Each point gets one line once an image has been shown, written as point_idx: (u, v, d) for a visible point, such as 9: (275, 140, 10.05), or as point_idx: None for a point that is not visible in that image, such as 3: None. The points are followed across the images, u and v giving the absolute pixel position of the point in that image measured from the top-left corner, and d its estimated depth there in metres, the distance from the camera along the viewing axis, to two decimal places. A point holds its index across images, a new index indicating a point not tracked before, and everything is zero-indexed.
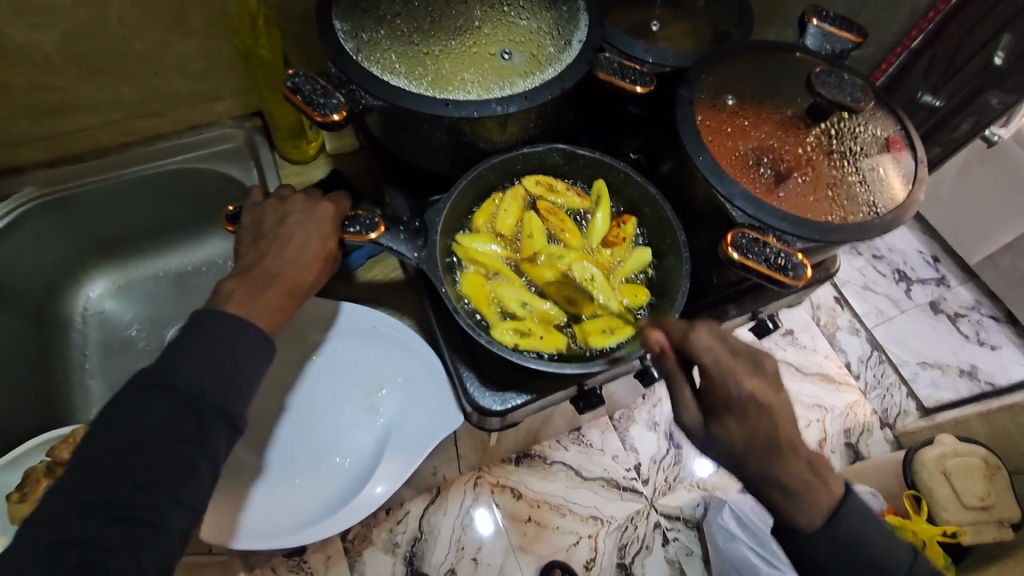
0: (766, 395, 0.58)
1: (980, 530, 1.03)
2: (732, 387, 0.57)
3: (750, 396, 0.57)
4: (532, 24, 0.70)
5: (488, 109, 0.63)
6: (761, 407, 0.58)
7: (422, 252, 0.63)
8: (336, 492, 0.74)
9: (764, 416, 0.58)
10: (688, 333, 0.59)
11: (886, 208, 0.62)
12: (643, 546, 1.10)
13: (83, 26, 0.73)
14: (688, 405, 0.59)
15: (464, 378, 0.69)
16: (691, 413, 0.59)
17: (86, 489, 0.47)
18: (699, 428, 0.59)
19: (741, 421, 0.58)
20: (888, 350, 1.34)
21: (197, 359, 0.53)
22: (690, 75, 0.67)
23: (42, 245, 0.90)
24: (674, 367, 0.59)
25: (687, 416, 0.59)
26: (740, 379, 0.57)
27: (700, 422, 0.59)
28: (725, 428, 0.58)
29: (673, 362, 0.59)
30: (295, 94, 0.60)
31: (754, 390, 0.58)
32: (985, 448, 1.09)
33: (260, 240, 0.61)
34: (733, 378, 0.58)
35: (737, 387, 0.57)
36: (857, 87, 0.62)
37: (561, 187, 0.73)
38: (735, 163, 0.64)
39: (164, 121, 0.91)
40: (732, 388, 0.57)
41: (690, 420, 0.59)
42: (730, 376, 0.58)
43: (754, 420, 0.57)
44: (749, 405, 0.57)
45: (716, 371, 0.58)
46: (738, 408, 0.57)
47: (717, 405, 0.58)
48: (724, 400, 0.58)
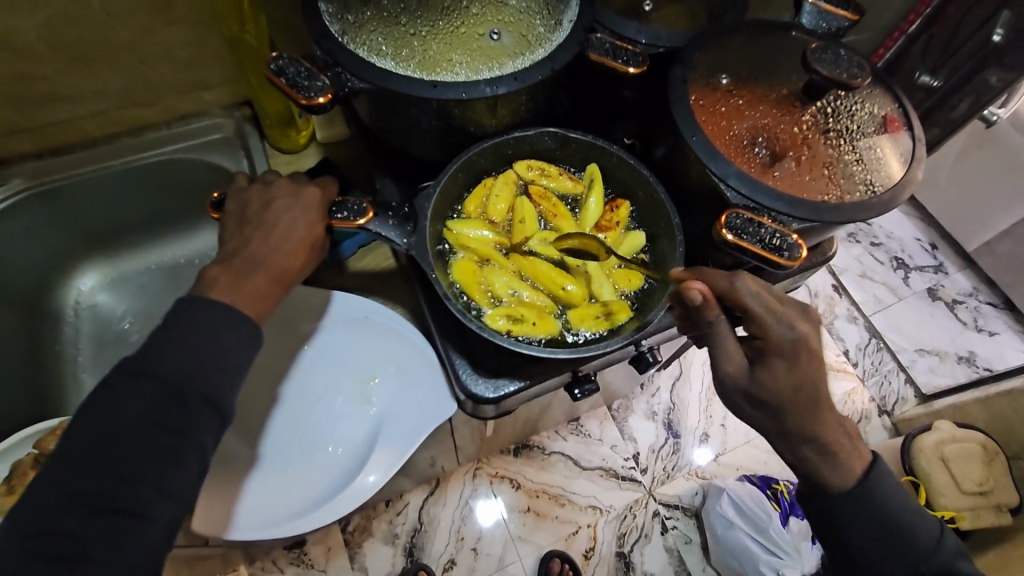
0: (816, 341, 0.55)
1: (979, 515, 1.02)
2: (784, 329, 0.54)
3: (801, 338, 0.54)
4: (521, 3, 0.69)
5: (477, 90, 0.62)
6: (811, 352, 0.55)
7: (412, 238, 0.62)
8: (329, 482, 0.74)
9: (811, 363, 0.54)
10: (733, 280, 0.55)
11: (884, 187, 0.61)
12: (642, 535, 1.10)
13: (64, 12, 0.71)
14: (732, 353, 0.55)
15: (456, 365, 0.68)
16: (735, 361, 0.55)
17: (67, 479, 0.46)
18: (742, 379, 0.55)
19: (788, 368, 0.54)
20: (886, 337, 1.33)
21: (181, 347, 0.52)
22: (683, 54, 0.66)
23: (30, 239, 0.89)
24: (718, 315, 0.54)
25: (731, 363, 0.55)
26: (789, 322, 0.54)
27: (745, 371, 0.55)
28: (771, 372, 0.54)
29: (718, 313, 0.54)
30: (278, 77, 0.58)
31: (806, 333, 0.55)
32: (983, 434, 1.09)
33: (245, 227, 0.60)
34: (782, 320, 0.54)
35: (787, 329, 0.54)
36: (854, 63, 0.61)
37: (553, 171, 0.71)
38: (729, 144, 0.62)
39: (152, 111, 0.89)
40: (779, 333, 0.54)
41: (733, 368, 0.55)
42: (780, 319, 0.54)
43: (801, 367, 0.54)
44: (765, 369, 0.54)
45: (764, 313, 0.54)
46: (789, 349, 0.54)
47: (764, 350, 0.55)
48: (774, 341, 0.54)
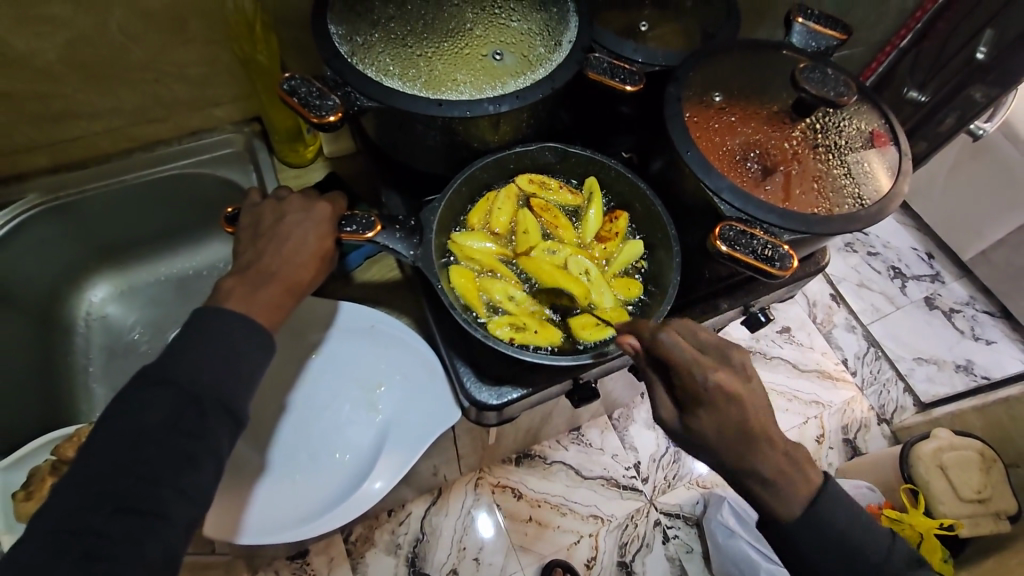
0: (733, 384, 0.56)
1: (977, 523, 1.03)
2: (702, 379, 0.55)
3: (719, 386, 0.56)
4: (523, 25, 0.72)
5: (481, 108, 0.64)
6: (732, 395, 0.56)
7: (418, 250, 0.64)
8: (336, 488, 0.76)
9: (736, 405, 0.56)
10: (658, 333, 0.56)
11: (872, 201, 0.64)
12: (642, 544, 1.11)
13: (84, 33, 0.74)
14: (663, 401, 0.58)
15: (460, 373, 0.70)
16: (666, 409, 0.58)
17: (89, 481, 0.48)
18: (675, 422, 0.58)
19: (712, 414, 0.56)
20: (884, 346, 1.35)
21: (197, 355, 0.54)
22: (678, 73, 0.68)
23: (45, 251, 0.91)
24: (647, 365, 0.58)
25: (664, 411, 0.58)
26: (708, 371, 0.56)
27: (676, 416, 0.58)
28: (699, 422, 0.57)
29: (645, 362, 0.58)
30: (291, 96, 0.61)
31: (721, 381, 0.56)
32: (981, 441, 1.10)
33: (259, 240, 0.63)
34: (702, 372, 0.55)
35: (707, 379, 0.55)
36: (841, 82, 0.64)
37: (553, 184, 0.74)
38: (723, 158, 0.65)
39: (164, 127, 0.92)
40: (701, 382, 0.55)
41: (666, 414, 0.58)
42: (697, 370, 0.55)
43: (725, 411, 0.56)
44: None
45: (687, 365, 0.56)
46: (711, 400, 0.56)
47: (689, 397, 0.57)
48: (697, 393, 0.56)
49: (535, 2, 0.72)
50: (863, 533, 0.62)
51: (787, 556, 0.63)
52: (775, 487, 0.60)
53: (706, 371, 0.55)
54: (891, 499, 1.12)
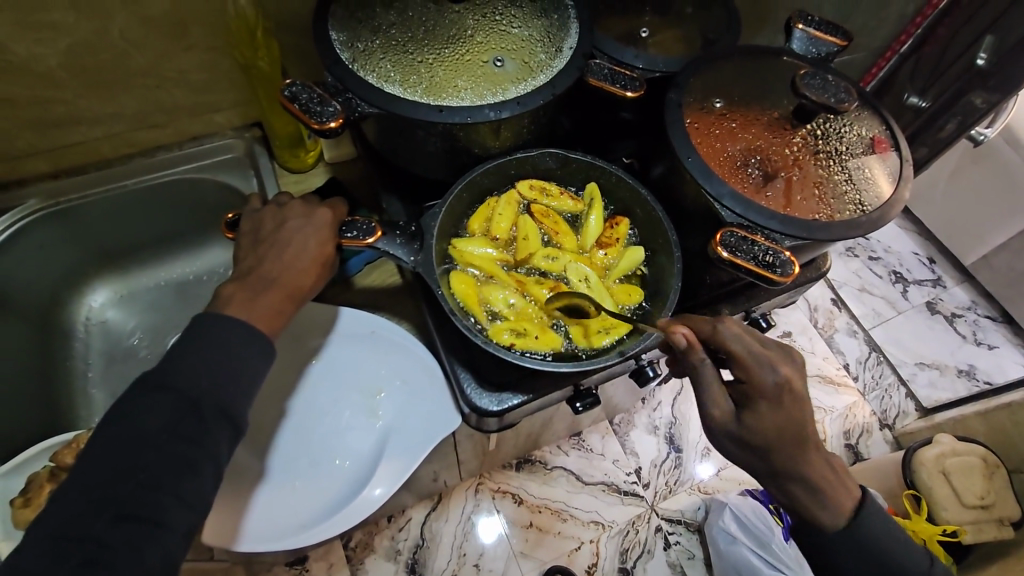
0: (800, 384, 0.57)
1: (980, 529, 1.02)
2: (766, 372, 0.56)
3: (785, 381, 0.56)
4: (523, 31, 0.72)
5: (482, 115, 0.64)
6: (792, 394, 0.56)
7: (418, 256, 0.64)
8: (335, 494, 0.75)
9: (796, 404, 0.56)
10: (716, 327, 0.58)
11: (873, 206, 0.64)
12: (643, 551, 1.10)
13: (85, 40, 0.74)
14: (718, 397, 0.57)
15: (460, 379, 0.70)
16: (721, 405, 0.57)
17: (88, 488, 0.48)
18: (730, 421, 0.57)
19: (774, 408, 0.56)
20: (885, 351, 1.35)
21: (197, 361, 0.54)
22: (679, 79, 0.68)
23: (45, 256, 0.91)
24: (704, 359, 0.57)
25: (717, 407, 0.57)
26: (774, 366, 0.56)
27: (731, 414, 0.57)
28: (757, 415, 0.56)
29: (703, 359, 0.57)
30: (292, 103, 0.61)
31: (788, 376, 0.56)
32: (984, 447, 1.10)
33: (259, 245, 0.63)
34: (767, 364, 0.56)
35: (772, 373, 0.56)
36: (841, 88, 0.64)
37: (554, 190, 0.74)
38: (724, 165, 0.65)
39: (165, 133, 0.92)
40: (766, 375, 0.56)
41: (720, 412, 0.57)
42: (764, 363, 0.56)
43: (785, 408, 0.56)
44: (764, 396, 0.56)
45: (751, 359, 0.56)
46: (773, 393, 0.56)
47: (749, 392, 0.57)
48: (758, 384, 0.56)
49: (535, 9, 0.72)
50: None
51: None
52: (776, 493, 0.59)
53: (771, 366, 0.56)
54: (894, 506, 1.11)
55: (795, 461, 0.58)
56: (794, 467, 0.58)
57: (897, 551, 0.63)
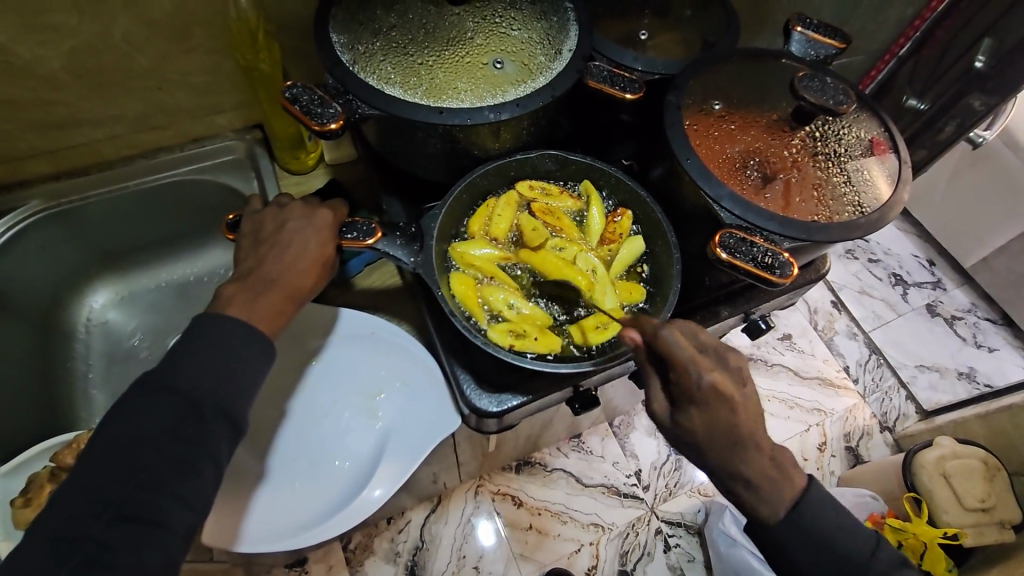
0: (730, 387, 0.57)
1: (981, 532, 1.02)
2: (697, 376, 0.56)
3: (714, 386, 0.56)
4: (523, 34, 0.72)
5: (482, 116, 0.65)
6: (722, 397, 0.56)
7: (418, 257, 0.64)
8: (335, 496, 0.75)
9: (725, 407, 0.57)
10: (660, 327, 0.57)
11: (872, 208, 0.64)
12: (643, 553, 1.10)
13: (87, 42, 0.75)
14: (655, 395, 0.58)
15: (460, 381, 0.70)
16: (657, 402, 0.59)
17: (89, 488, 0.48)
18: (666, 418, 0.59)
19: (704, 412, 0.57)
20: (886, 353, 1.35)
21: (197, 362, 0.54)
22: (678, 82, 0.69)
23: (47, 257, 0.92)
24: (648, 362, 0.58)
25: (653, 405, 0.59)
26: (703, 372, 0.56)
27: (668, 412, 0.58)
28: (688, 419, 0.57)
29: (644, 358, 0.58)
30: (293, 104, 0.62)
31: (718, 382, 0.56)
32: (984, 450, 1.10)
33: (260, 246, 0.63)
34: (697, 368, 0.56)
35: (702, 378, 0.56)
36: (840, 90, 0.64)
37: (555, 190, 0.74)
38: (723, 166, 0.65)
39: (166, 135, 0.93)
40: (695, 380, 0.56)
41: (658, 409, 0.59)
42: (696, 368, 0.56)
43: (716, 411, 0.57)
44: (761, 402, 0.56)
45: (684, 362, 0.56)
46: (701, 399, 0.56)
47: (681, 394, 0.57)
48: (688, 390, 0.56)
49: (535, 12, 0.73)
50: (862, 541, 0.62)
51: (784, 564, 0.63)
52: (769, 494, 0.60)
53: (702, 370, 0.56)
54: (895, 509, 1.11)
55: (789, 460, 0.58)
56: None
57: (892, 552, 0.63)
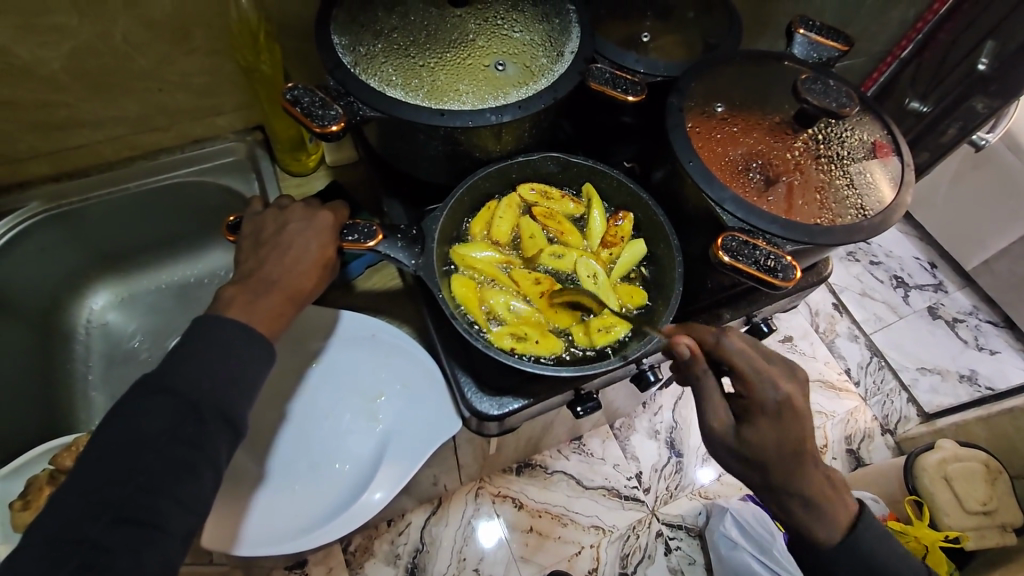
0: (800, 403, 0.59)
1: (983, 535, 1.02)
2: (767, 388, 0.58)
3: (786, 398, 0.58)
4: (525, 36, 0.72)
5: (483, 118, 0.64)
6: (794, 411, 0.58)
7: (419, 259, 0.64)
8: (334, 499, 0.75)
9: (797, 421, 0.58)
10: (720, 339, 0.61)
11: (875, 211, 0.64)
12: (644, 556, 1.10)
13: (88, 43, 0.75)
14: (718, 407, 0.59)
15: (461, 384, 0.69)
16: (719, 418, 0.59)
17: (87, 491, 0.48)
18: (729, 434, 0.59)
19: (773, 424, 0.58)
20: (887, 355, 1.34)
21: (197, 364, 0.54)
22: (680, 84, 0.68)
23: (46, 258, 0.91)
24: (705, 369, 0.59)
25: (716, 418, 0.59)
26: (775, 385, 0.58)
27: (731, 426, 0.59)
28: (756, 430, 0.58)
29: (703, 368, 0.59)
30: (294, 106, 0.62)
31: (791, 394, 0.58)
32: (986, 453, 1.09)
33: (260, 248, 0.63)
34: (768, 379, 0.58)
35: (774, 389, 0.58)
36: (842, 93, 0.64)
37: (556, 194, 0.74)
38: (725, 169, 0.65)
39: (167, 136, 0.92)
40: (766, 392, 0.58)
41: (721, 424, 0.59)
42: (765, 379, 0.58)
43: (787, 424, 0.58)
44: None
45: (749, 374, 0.59)
46: (771, 408, 0.58)
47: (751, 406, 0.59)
48: (759, 400, 0.58)
49: (537, 14, 0.73)
50: None
51: None
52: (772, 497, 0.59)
53: (772, 383, 0.58)
54: (897, 511, 1.10)
55: (796, 464, 0.58)
56: (792, 471, 0.58)
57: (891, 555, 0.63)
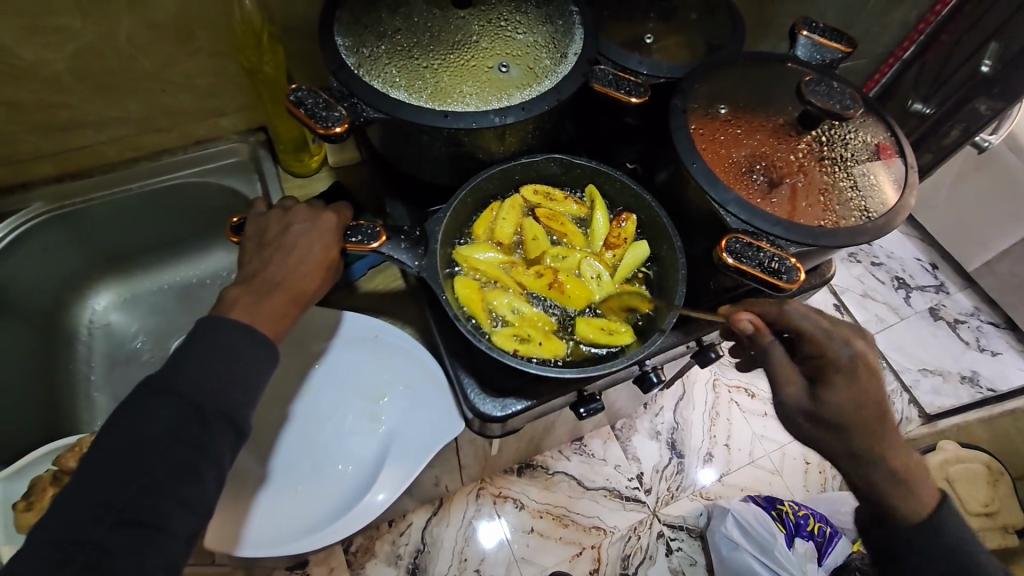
0: (872, 358, 0.59)
1: (986, 536, 1.08)
2: (835, 345, 0.58)
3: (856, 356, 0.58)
4: (529, 38, 0.72)
5: (487, 120, 0.64)
6: (867, 366, 0.58)
7: (423, 260, 0.64)
8: (336, 500, 0.75)
9: (871, 377, 0.58)
10: (782, 307, 0.60)
11: (879, 213, 0.64)
12: (645, 557, 1.10)
13: (91, 44, 0.75)
14: (790, 376, 0.58)
15: (464, 385, 0.70)
16: (791, 387, 0.58)
17: (90, 492, 0.48)
18: (803, 399, 0.57)
19: (849, 383, 0.57)
20: (889, 357, 1.34)
21: (200, 365, 0.54)
22: (683, 85, 0.69)
23: (49, 259, 0.91)
24: (773, 340, 0.58)
25: (788, 387, 0.58)
26: (846, 343, 0.59)
27: (805, 391, 0.58)
28: (833, 390, 0.57)
29: (768, 340, 0.58)
30: (298, 107, 0.62)
31: (859, 350, 0.59)
32: (988, 454, 1.15)
33: (264, 249, 0.63)
34: (838, 338, 0.59)
35: (845, 348, 0.58)
36: (846, 95, 0.64)
37: (559, 195, 0.74)
38: (728, 170, 0.65)
39: (170, 137, 0.92)
40: (836, 350, 0.58)
41: (793, 393, 0.58)
42: (837, 338, 0.59)
43: (859, 381, 0.57)
44: None
45: (818, 335, 0.59)
46: (846, 364, 0.58)
47: (823, 366, 0.58)
48: (831, 357, 0.58)
49: (540, 16, 0.73)
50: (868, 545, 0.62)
51: None
52: None
53: (840, 340, 0.58)
54: None
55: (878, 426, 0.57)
56: None
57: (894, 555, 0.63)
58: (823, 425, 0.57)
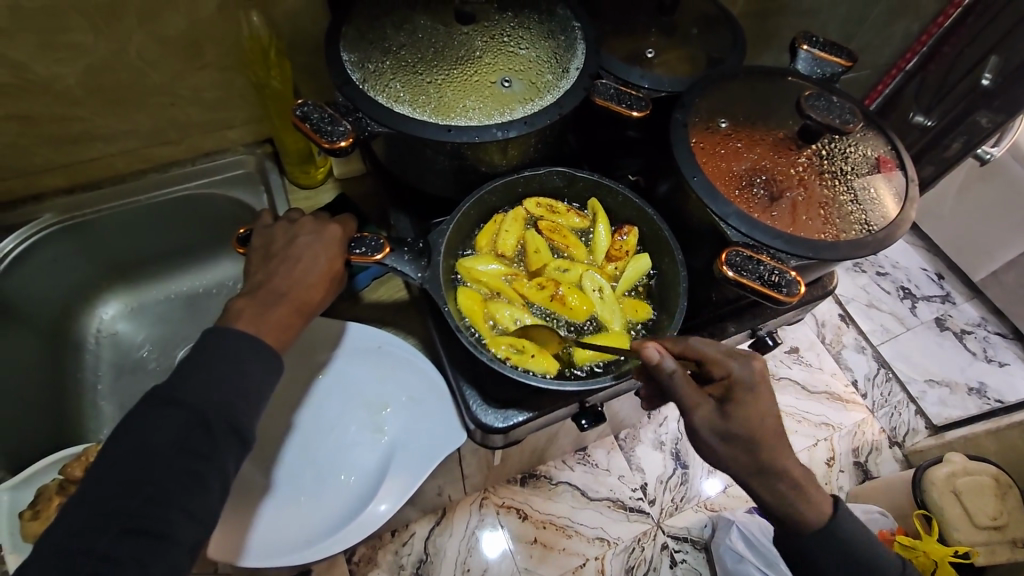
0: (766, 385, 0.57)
1: (992, 551, 1.00)
2: (734, 364, 0.57)
3: (755, 373, 0.57)
4: (531, 53, 0.73)
5: (489, 134, 0.65)
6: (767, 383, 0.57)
7: (425, 272, 0.65)
8: (339, 510, 0.75)
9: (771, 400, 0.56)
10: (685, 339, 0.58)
11: (879, 226, 0.64)
12: (650, 568, 1.09)
13: (103, 60, 0.76)
14: (695, 399, 0.55)
15: (466, 396, 0.70)
16: None
17: (98, 501, 0.48)
18: None
19: None
20: (895, 368, 1.33)
21: (206, 375, 0.54)
22: (684, 100, 0.70)
23: (58, 268, 0.93)
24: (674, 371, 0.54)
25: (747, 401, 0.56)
26: (745, 359, 0.57)
27: None
28: None
29: (676, 367, 0.54)
30: (304, 122, 0.63)
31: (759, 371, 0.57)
32: (996, 467, 1.07)
33: (270, 261, 0.64)
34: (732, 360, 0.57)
35: (745, 366, 0.57)
36: (846, 109, 0.64)
37: (561, 208, 0.75)
38: (729, 184, 0.65)
39: (178, 149, 0.94)
40: (737, 368, 0.56)
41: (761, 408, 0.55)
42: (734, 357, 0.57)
43: (762, 397, 0.56)
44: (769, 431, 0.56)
45: (716, 359, 0.57)
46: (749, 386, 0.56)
47: (730, 386, 0.56)
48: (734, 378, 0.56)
49: (543, 31, 0.74)
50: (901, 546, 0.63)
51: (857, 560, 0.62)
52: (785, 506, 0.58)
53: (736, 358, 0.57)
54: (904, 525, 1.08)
55: None
56: None
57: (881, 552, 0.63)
58: (732, 442, 0.55)
